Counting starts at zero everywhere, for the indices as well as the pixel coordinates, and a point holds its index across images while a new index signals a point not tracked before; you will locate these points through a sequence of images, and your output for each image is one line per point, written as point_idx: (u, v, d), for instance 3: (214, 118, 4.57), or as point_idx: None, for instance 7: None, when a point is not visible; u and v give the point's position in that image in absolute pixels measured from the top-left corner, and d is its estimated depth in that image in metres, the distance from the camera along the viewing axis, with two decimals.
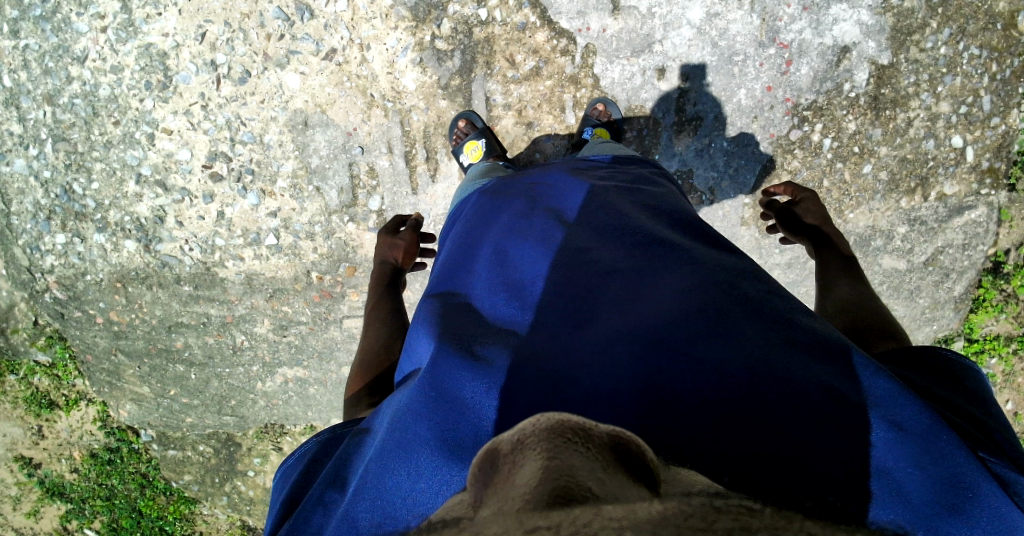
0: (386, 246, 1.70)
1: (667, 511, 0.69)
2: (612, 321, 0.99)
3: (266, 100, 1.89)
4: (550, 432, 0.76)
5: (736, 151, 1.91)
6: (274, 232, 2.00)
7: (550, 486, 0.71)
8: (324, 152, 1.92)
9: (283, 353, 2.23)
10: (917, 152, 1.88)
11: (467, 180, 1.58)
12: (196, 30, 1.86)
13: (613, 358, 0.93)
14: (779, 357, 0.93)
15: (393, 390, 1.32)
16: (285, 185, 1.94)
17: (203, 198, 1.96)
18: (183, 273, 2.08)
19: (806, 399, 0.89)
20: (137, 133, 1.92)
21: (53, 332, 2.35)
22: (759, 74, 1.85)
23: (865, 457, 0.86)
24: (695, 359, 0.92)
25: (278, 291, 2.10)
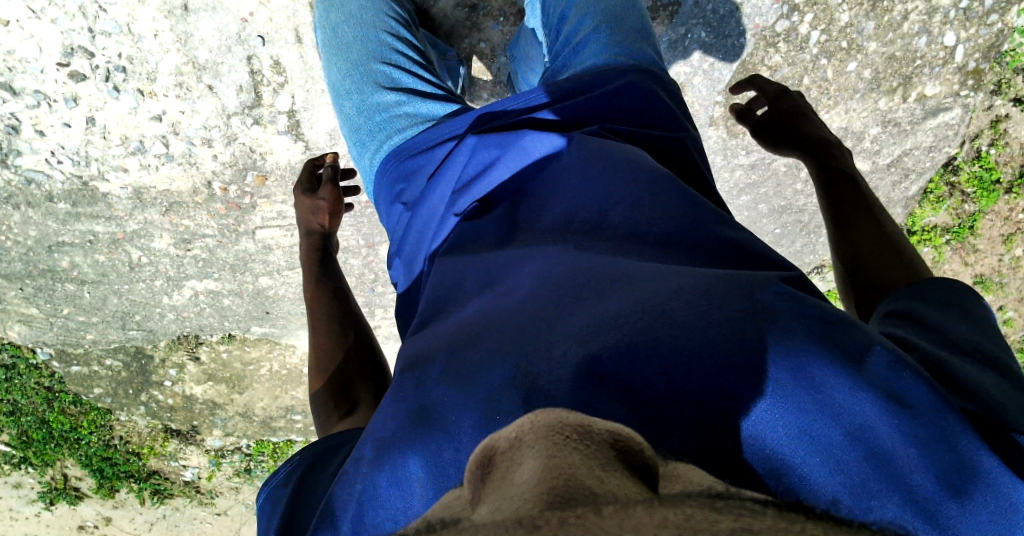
0: (308, 209, 1.50)
1: (666, 509, 0.46)
2: (594, 294, 0.74)
3: None
4: (537, 419, 0.51)
5: (714, 44, 1.70)
6: (162, 139, 1.66)
7: (549, 488, 0.46)
8: (214, 43, 1.56)
9: (190, 267, 1.96)
10: (907, 49, 1.72)
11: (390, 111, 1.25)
12: None
13: (593, 338, 0.68)
14: (803, 324, 0.69)
15: (360, 391, 1.19)
16: (168, 83, 1.59)
17: (64, 102, 1.59)
18: (55, 190, 1.74)
19: (834, 366, 0.66)
20: None
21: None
22: None
23: (881, 435, 0.63)
24: (708, 343, 0.66)
25: (175, 205, 1.80)
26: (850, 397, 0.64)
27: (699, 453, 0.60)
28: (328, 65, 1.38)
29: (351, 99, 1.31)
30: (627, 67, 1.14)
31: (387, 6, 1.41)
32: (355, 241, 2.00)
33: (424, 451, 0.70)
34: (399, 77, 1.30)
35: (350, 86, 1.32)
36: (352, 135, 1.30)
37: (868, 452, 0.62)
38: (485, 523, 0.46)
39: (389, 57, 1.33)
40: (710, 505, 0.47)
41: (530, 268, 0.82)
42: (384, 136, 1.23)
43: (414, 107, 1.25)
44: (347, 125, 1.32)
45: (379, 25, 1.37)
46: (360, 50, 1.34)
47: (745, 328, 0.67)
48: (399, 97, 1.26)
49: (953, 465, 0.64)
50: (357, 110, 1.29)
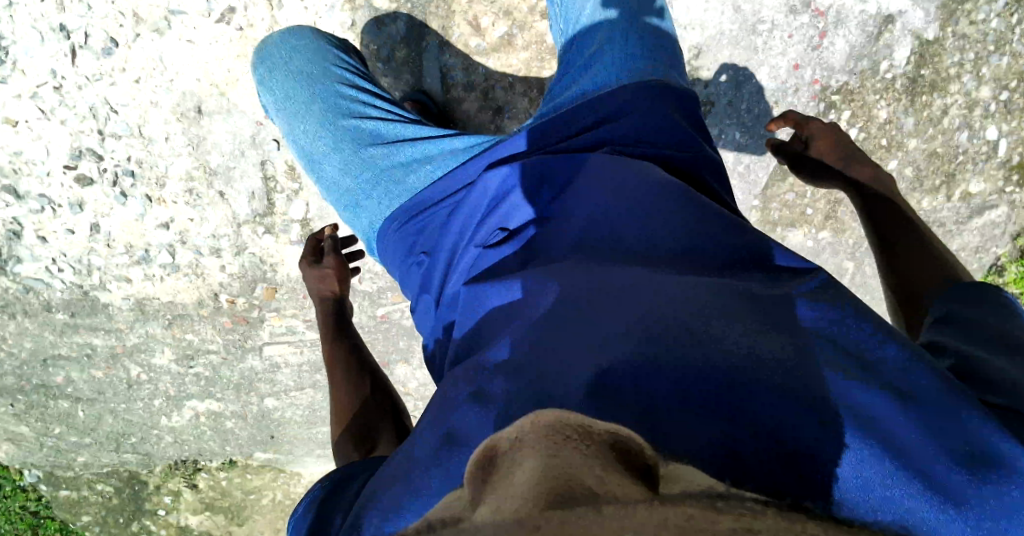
0: (315, 281, 1.40)
1: (664, 507, 0.48)
2: (603, 295, 0.72)
3: (143, 78, 1.37)
4: (537, 422, 0.55)
5: (748, 144, 1.62)
6: (168, 248, 1.55)
7: (548, 488, 0.48)
8: (226, 147, 1.45)
9: (193, 386, 1.83)
10: (949, 145, 1.63)
11: (377, 165, 1.14)
12: None
13: (612, 348, 0.67)
14: (807, 330, 0.68)
15: (381, 442, 1.10)
16: (178, 189, 1.47)
17: (69, 208, 1.48)
18: (55, 299, 1.64)
19: (845, 371, 0.65)
20: None
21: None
22: (786, 49, 1.55)
23: (894, 435, 0.63)
24: (727, 352, 0.65)
25: (179, 318, 1.70)
26: (864, 403, 0.64)
27: (730, 469, 0.58)
28: (284, 128, 1.23)
29: (330, 159, 1.18)
30: (643, 88, 1.02)
31: (335, 50, 1.26)
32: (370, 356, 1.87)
33: (447, 475, 0.64)
34: (381, 128, 1.18)
35: (326, 145, 1.18)
36: (341, 198, 1.17)
37: (885, 451, 0.61)
38: (490, 520, 0.49)
39: (363, 110, 1.20)
40: (710, 505, 0.49)
41: (543, 288, 0.75)
42: (385, 192, 1.11)
43: (409, 155, 1.13)
44: (331, 192, 1.20)
45: (339, 78, 1.23)
46: (329, 106, 1.20)
47: (766, 343, 0.66)
48: (387, 149, 1.15)
49: (968, 454, 0.64)
50: (338, 175, 1.17)
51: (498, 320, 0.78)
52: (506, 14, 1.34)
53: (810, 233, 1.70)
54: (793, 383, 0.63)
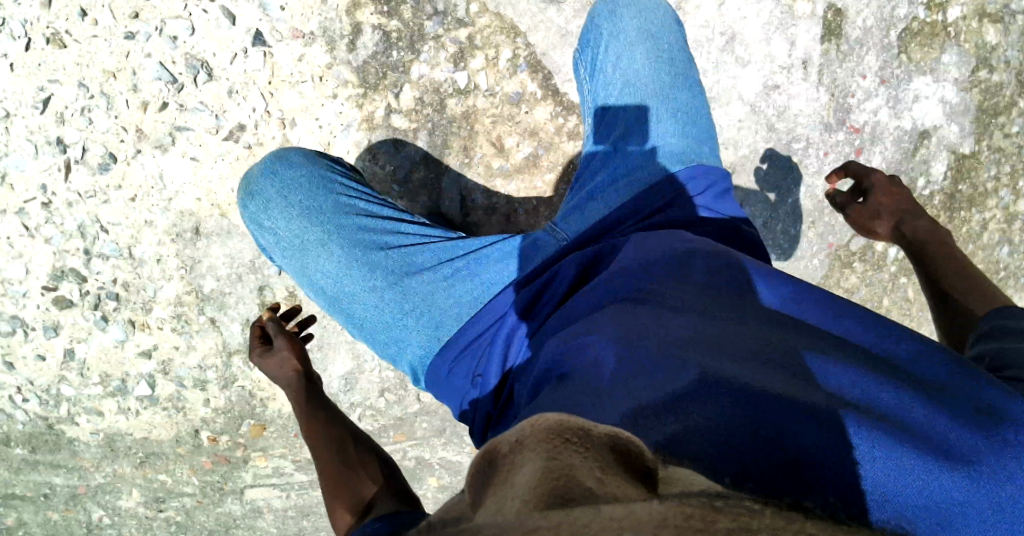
0: (275, 370, 1.20)
1: (666, 507, 0.49)
2: (627, 335, 0.74)
3: (140, 196, 1.22)
4: (537, 423, 0.54)
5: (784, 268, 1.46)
6: (148, 379, 1.40)
7: (551, 493, 0.49)
8: (223, 271, 1.30)
9: (160, 531, 1.68)
10: (990, 260, 1.53)
11: (421, 304, 1.07)
12: (36, 96, 1.17)
13: (636, 384, 0.67)
14: (812, 340, 0.71)
15: (388, 506, 0.92)
16: (165, 314, 1.33)
17: (42, 331, 1.33)
18: (14, 431, 1.47)
19: (859, 374, 0.67)
20: None
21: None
22: (822, 167, 1.41)
23: (901, 419, 0.64)
24: (751, 372, 0.65)
25: (152, 456, 1.53)
26: (885, 407, 0.65)
27: (749, 471, 0.58)
28: (300, 270, 1.13)
29: (365, 296, 1.10)
30: (672, 180, 1.04)
31: (333, 171, 1.17)
32: None
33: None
34: (412, 255, 1.11)
35: (359, 284, 1.10)
36: (384, 336, 1.09)
37: (890, 432, 0.62)
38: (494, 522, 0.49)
39: (385, 239, 1.12)
40: (710, 506, 0.50)
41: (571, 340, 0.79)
42: (435, 322, 1.05)
43: (447, 273, 1.08)
44: (373, 338, 1.11)
45: (348, 206, 1.14)
46: (354, 243, 1.11)
47: (785, 366, 0.67)
48: (430, 283, 1.08)
49: (983, 429, 0.65)
50: (383, 321, 1.09)
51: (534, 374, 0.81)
52: (532, 135, 1.27)
53: None
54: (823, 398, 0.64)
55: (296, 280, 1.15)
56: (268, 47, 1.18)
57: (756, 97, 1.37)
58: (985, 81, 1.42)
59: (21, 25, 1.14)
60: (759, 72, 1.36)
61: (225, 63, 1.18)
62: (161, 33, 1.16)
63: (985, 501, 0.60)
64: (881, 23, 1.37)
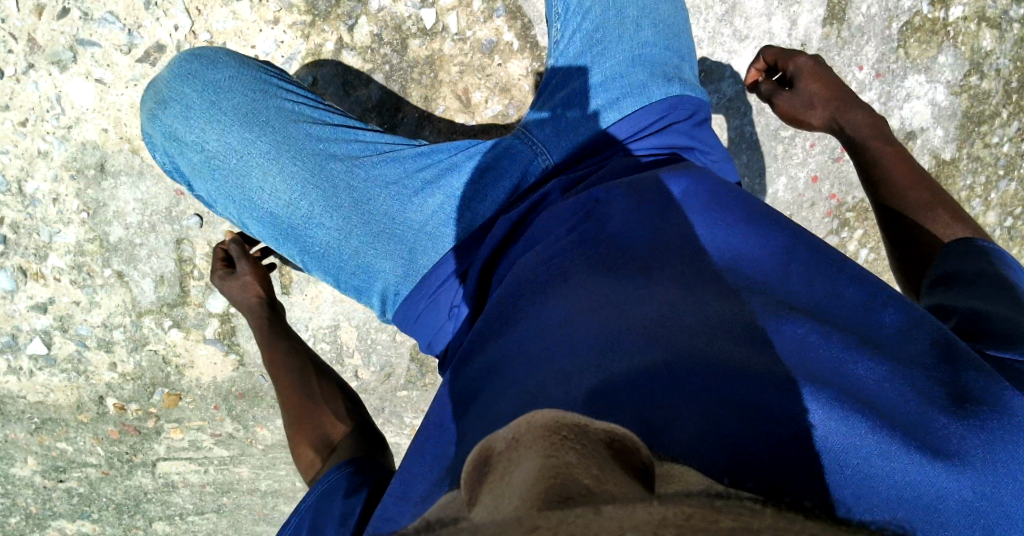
0: (234, 295, 1.08)
1: (666, 506, 0.41)
2: (591, 298, 0.65)
3: (31, 121, 1.03)
4: (535, 420, 0.47)
5: None
6: (43, 335, 1.22)
7: (546, 484, 0.40)
8: (134, 219, 1.12)
9: (60, 502, 1.51)
10: None
11: (373, 214, 0.94)
12: None
13: (603, 354, 0.58)
14: (798, 313, 0.63)
15: (347, 455, 0.80)
16: (63, 264, 1.15)
17: None
18: None
19: (843, 349, 0.60)
20: None
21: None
22: (806, 157, 1.29)
23: (895, 409, 0.56)
24: (731, 349, 0.58)
25: (48, 422, 1.34)
26: (871, 386, 0.58)
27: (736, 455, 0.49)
28: (239, 198, 0.96)
29: (324, 219, 0.95)
30: (661, 104, 0.94)
31: (266, 75, 0.99)
32: (292, 484, 1.60)
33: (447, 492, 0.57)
34: (377, 166, 0.96)
35: (312, 201, 0.94)
36: (349, 266, 0.96)
37: (887, 426, 0.54)
38: (484, 522, 0.41)
39: (344, 150, 0.97)
40: (710, 505, 0.42)
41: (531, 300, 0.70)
42: (408, 246, 0.94)
43: (417, 187, 0.95)
44: (319, 258, 0.97)
45: (292, 113, 0.97)
46: (297, 146, 0.95)
47: (771, 341, 0.59)
48: (385, 188, 0.95)
49: (971, 410, 0.58)
50: (338, 237, 0.95)
51: (487, 333, 0.72)
52: (503, 91, 1.13)
53: None
54: (820, 381, 0.56)
55: (232, 209, 0.98)
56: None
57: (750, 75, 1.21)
58: (976, 88, 1.30)
59: None
60: (755, 49, 1.20)
61: None
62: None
63: (975, 495, 0.53)
64: (884, 14, 1.22)
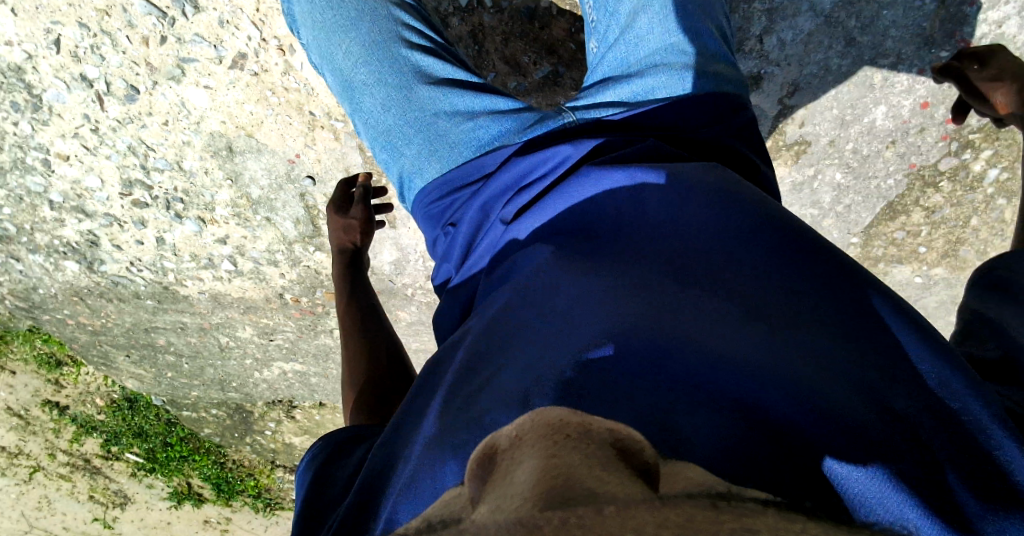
0: (338, 230, 1.24)
1: (669, 509, 0.39)
2: (611, 266, 0.65)
3: (170, 122, 1.27)
4: (537, 419, 0.46)
5: (852, 185, 1.29)
6: (230, 258, 1.55)
7: (547, 481, 0.39)
8: (265, 182, 1.37)
9: (276, 352, 1.97)
10: None
11: (414, 106, 0.94)
12: (47, 37, 1.19)
13: (613, 324, 0.58)
14: (794, 308, 0.63)
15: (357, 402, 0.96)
16: (226, 213, 1.44)
17: (133, 224, 1.47)
18: (141, 290, 1.65)
19: (853, 365, 0.59)
20: (26, 158, 1.35)
21: (3, 328, 2.04)
22: (913, 85, 1.15)
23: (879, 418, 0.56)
24: (735, 349, 0.57)
25: (251, 308, 1.69)
26: (871, 402, 0.57)
27: (728, 451, 0.52)
28: (322, 53, 1.00)
29: (376, 93, 0.97)
30: (695, 99, 0.88)
31: None
32: None
33: (419, 502, 0.52)
34: (431, 67, 0.96)
35: (373, 74, 0.97)
36: (379, 147, 0.97)
37: (868, 438, 0.55)
38: (485, 518, 0.39)
39: (408, 37, 0.98)
40: (713, 503, 0.41)
41: (558, 248, 0.69)
42: (429, 148, 0.92)
43: (456, 104, 0.93)
44: (365, 128, 0.99)
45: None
46: (380, 26, 0.98)
47: (773, 344, 0.59)
48: (432, 94, 0.94)
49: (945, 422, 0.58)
50: (382, 114, 0.96)
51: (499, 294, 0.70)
52: (550, 52, 1.14)
53: (920, 269, 1.42)
54: (815, 399, 0.55)
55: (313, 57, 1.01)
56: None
57: (833, 4, 1.08)
58: None
59: None
60: None
61: None
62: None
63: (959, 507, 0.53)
64: None
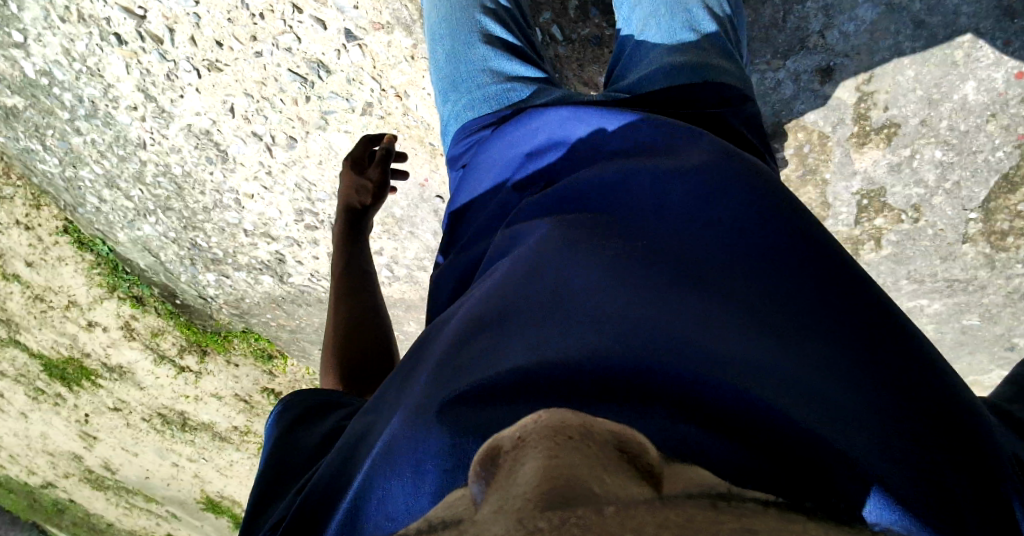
0: (350, 187, 1.37)
1: (669, 510, 0.43)
2: (623, 258, 0.67)
3: (324, 161, 1.56)
4: (539, 418, 0.50)
5: (957, 161, 1.34)
6: (387, 267, 1.77)
7: (549, 482, 0.43)
8: (403, 203, 1.64)
9: None
10: None
11: (471, 60, 1.17)
12: (223, 106, 1.52)
13: (619, 325, 0.61)
14: (792, 305, 0.65)
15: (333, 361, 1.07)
16: (378, 230, 1.71)
17: (309, 244, 1.79)
18: (322, 296, 1.99)
19: (844, 371, 0.62)
20: (224, 199, 1.70)
21: (226, 329, 2.54)
22: (1000, 58, 1.25)
23: (871, 421, 0.59)
24: (733, 349, 0.60)
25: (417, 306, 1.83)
26: (863, 409, 0.60)
27: (726, 445, 0.54)
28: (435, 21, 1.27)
29: (451, 50, 1.21)
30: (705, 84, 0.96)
31: None
32: None
33: (404, 477, 0.60)
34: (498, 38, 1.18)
35: (455, 36, 1.21)
36: (442, 89, 1.20)
37: (865, 440, 0.57)
38: (489, 516, 0.43)
39: (491, 16, 1.23)
40: (712, 503, 0.45)
41: (575, 233, 0.72)
42: (469, 92, 1.13)
43: (502, 66, 1.13)
44: (438, 77, 1.22)
45: None
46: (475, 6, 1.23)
47: (770, 347, 0.61)
48: (488, 55, 1.16)
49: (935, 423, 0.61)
50: (449, 61, 1.20)
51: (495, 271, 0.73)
52: None
53: None
54: (811, 401, 0.58)
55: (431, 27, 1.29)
56: (360, 40, 1.41)
57: None
58: None
59: (187, 62, 1.47)
60: None
61: (334, 59, 1.44)
62: (279, 47, 1.44)
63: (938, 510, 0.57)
64: None
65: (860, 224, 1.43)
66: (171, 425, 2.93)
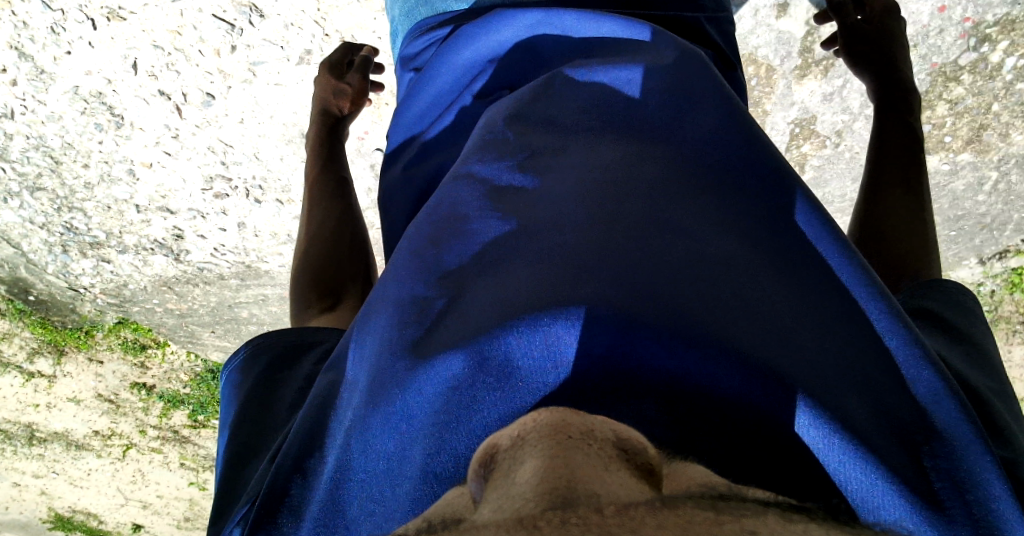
0: (327, 89, 1.33)
1: (669, 510, 0.36)
2: (617, 252, 0.63)
3: (246, 117, 1.54)
4: (544, 420, 0.46)
5: None
6: None
7: (552, 482, 0.38)
8: None
9: None
10: None
11: None
12: (125, 61, 1.46)
13: (614, 296, 0.60)
14: (794, 284, 0.65)
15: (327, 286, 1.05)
16: None
17: (215, 214, 1.68)
18: (225, 271, 1.80)
19: (853, 349, 0.63)
20: (114, 171, 1.60)
21: (91, 324, 2.23)
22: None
23: (870, 403, 0.60)
24: (749, 334, 0.60)
25: None
26: (869, 397, 0.60)
27: (720, 438, 0.55)
28: None
29: None
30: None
31: None
32: None
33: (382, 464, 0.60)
34: None
35: None
36: None
37: (864, 416, 0.59)
38: (489, 517, 0.38)
39: None
40: (714, 504, 0.37)
41: (559, 213, 0.67)
42: None
43: None
44: None
45: None
46: None
47: (783, 321, 0.62)
48: None
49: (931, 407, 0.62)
50: None
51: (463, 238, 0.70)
52: None
53: (948, 157, 1.69)
54: (820, 382, 0.59)
55: None
56: None
57: None
58: None
59: (79, 11, 1.41)
60: None
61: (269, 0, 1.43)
62: None
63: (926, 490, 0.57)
64: None
65: (789, 150, 1.65)
66: (15, 441, 2.53)
